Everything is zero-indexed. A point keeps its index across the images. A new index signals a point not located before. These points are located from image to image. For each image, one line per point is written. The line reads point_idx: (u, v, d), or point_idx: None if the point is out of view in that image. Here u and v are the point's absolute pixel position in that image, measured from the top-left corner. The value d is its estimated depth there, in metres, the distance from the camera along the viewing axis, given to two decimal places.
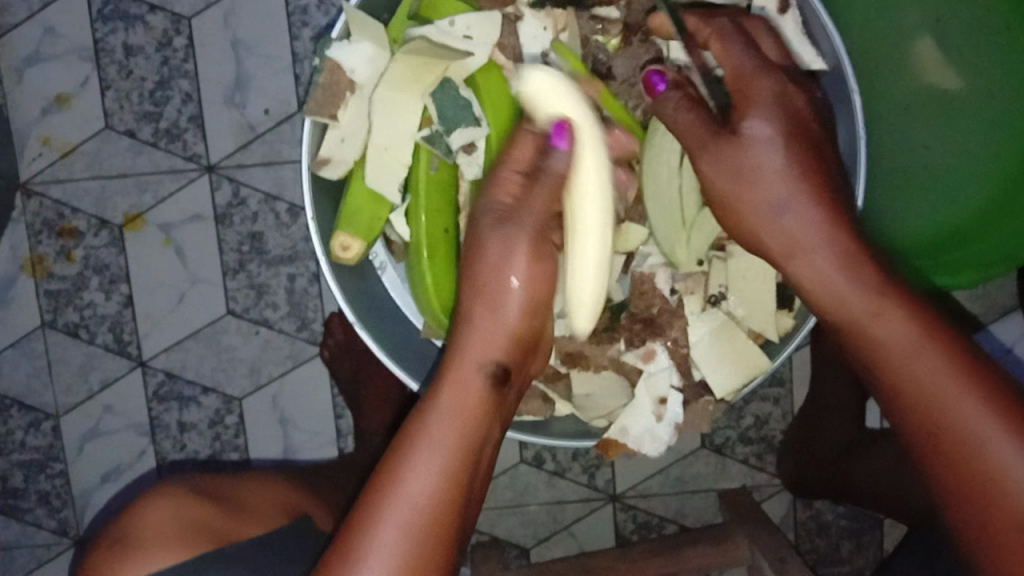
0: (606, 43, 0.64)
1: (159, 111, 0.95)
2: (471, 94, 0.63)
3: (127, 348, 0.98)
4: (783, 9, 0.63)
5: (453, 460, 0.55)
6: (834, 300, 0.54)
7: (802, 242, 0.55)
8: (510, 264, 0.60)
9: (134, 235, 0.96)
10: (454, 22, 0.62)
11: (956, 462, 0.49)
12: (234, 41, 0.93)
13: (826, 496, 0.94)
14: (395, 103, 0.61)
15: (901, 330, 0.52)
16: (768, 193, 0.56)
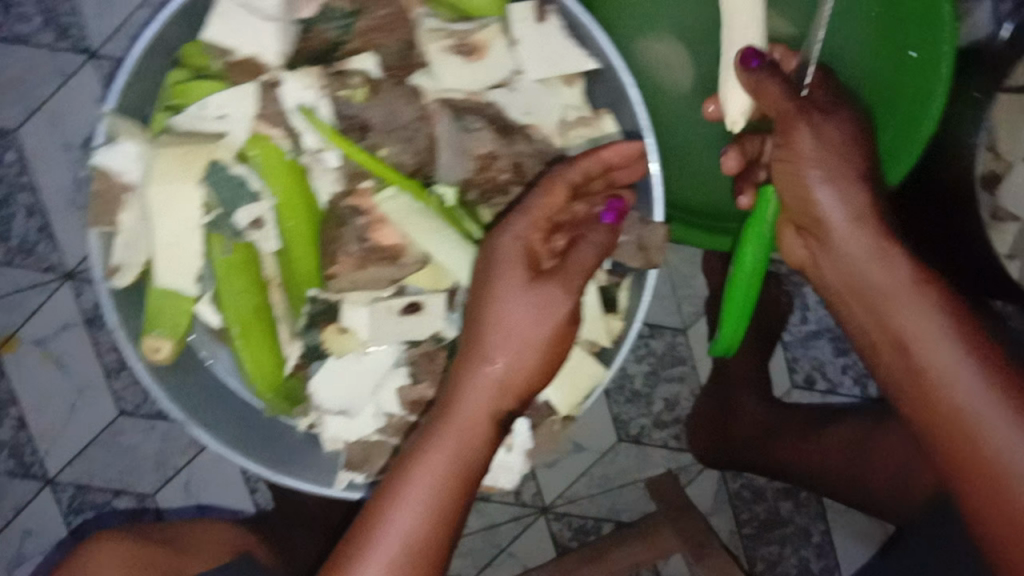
0: (351, 97, 0.61)
1: (6, 229, 0.94)
2: (246, 170, 0.62)
3: (31, 470, 0.97)
4: (541, 16, 0.61)
5: (442, 507, 0.55)
6: (879, 275, 0.57)
7: (834, 228, 0.58)
8: (518, 321, 0.55)
9: (12, 356, 0.96)
10: (205, 106, 0.60)
11: (953, 442, 0.53)
12: (65, 145, 0.92)
13: (745, 467, 0.96)
14: (169, 196, 0.60)
15: (923, 322, 0.54)
16: (815, 184, 0.57)
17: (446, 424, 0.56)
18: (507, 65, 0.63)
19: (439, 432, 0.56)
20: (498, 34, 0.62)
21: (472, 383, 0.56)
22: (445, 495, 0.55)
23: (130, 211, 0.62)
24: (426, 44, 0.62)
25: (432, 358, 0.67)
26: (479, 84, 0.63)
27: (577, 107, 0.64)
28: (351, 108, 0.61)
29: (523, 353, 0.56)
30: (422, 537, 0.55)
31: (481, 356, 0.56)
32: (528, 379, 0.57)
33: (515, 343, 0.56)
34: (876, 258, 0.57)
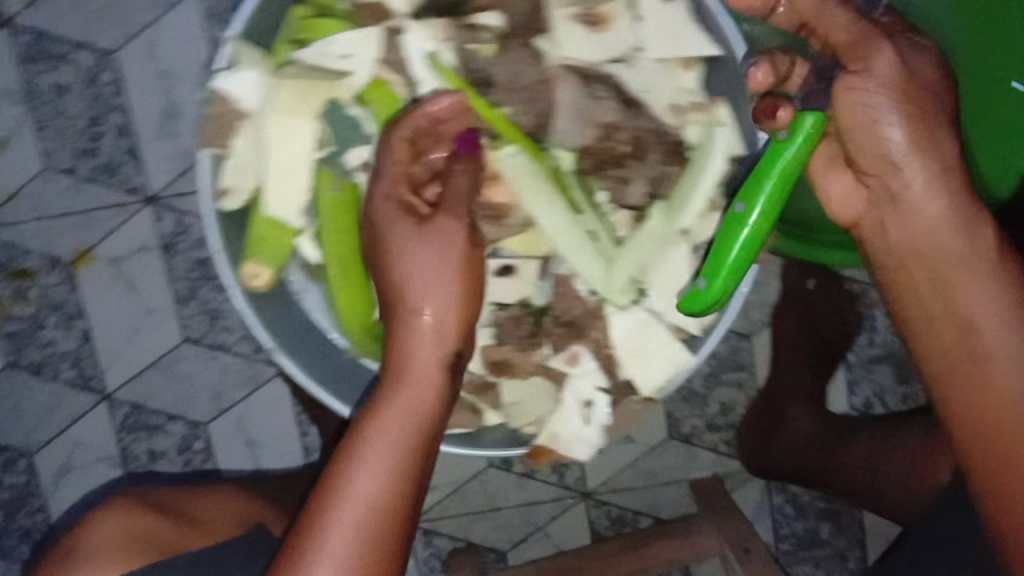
0: (481, 50, 0.62)
1: (95, 148, 0.93)
2: (361, 112, 0.62)
3: (91, 383, 0.99)
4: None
5: (398, 467, 0.57)
6: (955, 247, 0.60)
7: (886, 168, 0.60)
8: (418, 265, 0.58)
9: (85, 272, 0.96)
10: (333, 43, 0.60)
11: (988, 409, 0.59)
12: (161, 71, 0.91)
13: (789, 479, 0.94)
14: (285, 127, 0.61)
15: (982, 290, 0.60)
16: (888, 122, 0.57)
17: (391, 375, 0.59)
18: (630, 41, 0.62)
19: (393, 386, 0.58)
20: (626, 8, 0.62)
21: (411, 334, 0.59)
22: (399, 450, 0.57)
23: (246, 137, 0.62)
24: (553, 9, 0.61)
25: (519, 323, 0.67)
26: (596, 55, 0.62)
27: (694, 92, 0.63)
28: (479, 62, 0.62)
29: (450, 302, 0.59)
30: (387, 492, 0.56)
31: (409, 307, 0.59)
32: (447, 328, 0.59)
33: (421, 285, 0.58)
34: (961, 229, 0.60)
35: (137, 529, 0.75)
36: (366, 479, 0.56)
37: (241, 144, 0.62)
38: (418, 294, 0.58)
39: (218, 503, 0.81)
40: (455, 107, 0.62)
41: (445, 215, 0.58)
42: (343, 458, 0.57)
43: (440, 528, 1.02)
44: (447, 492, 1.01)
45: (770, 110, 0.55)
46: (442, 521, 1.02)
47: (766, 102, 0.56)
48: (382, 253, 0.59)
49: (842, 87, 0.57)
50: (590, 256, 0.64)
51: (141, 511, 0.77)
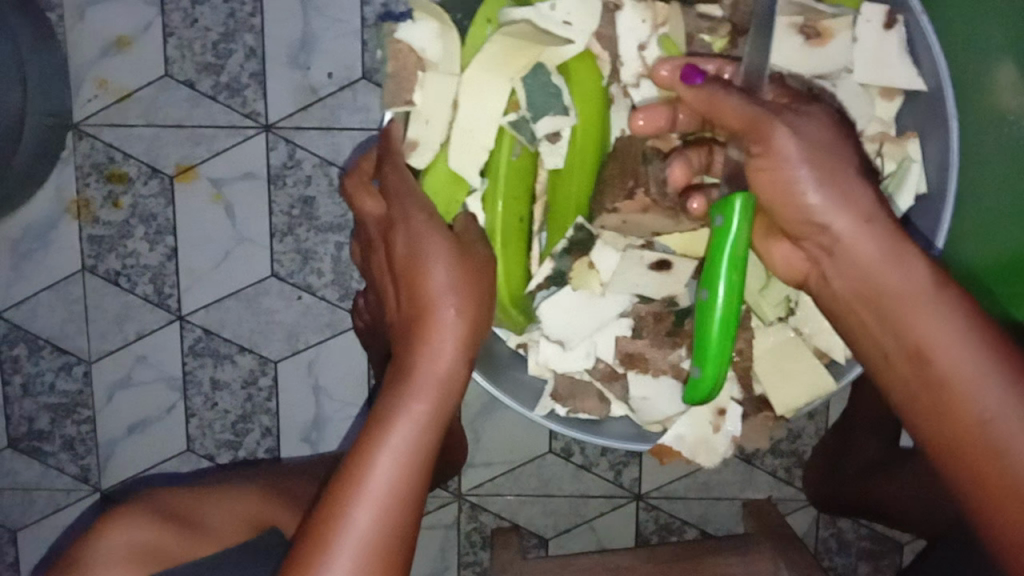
0: (712, 43, 0.60)
1: (221, 64, 0.92)
2: (562, 81, 0.61)
3: (166, 301, 0.97)
4: (889, 24, 0.60)
5: (412, 458, 0.54)
6: (897, 278, 0.52)
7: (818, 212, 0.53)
8: (430, 267, 0.55)
9: (184, 187, 0.95)
10: (555, 7, 0.59)
11: (964, 437, 0.49)
12: (303, 0, 0.90)
13: (846, 511, 0.95)
14: (485, 83, 0.59)
15: (924, 280, 0.51)
16: (806, 186, 0.52)
17: (411, 359, 0.55)
18: (841, 60, 0.61)
19: (403, 381, 0.55)
20: (848, 26, 0.61)
21: (431, 324, 0.55)
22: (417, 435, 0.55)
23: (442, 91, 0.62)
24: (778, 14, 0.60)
25: (660, 319, 0.67)
26: (805, 68, 0.61)
27: (885, 125, 0.64)
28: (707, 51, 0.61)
29: (466, 307, 0.55)
30: (398, 486, 0.54)
31: (428, 303, 0.55)
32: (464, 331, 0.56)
33: (430, 284, 0.55)
34: (891, 261, 0.52)
35: (138, 542, 0.72)
36: (380, 461, 0.54)
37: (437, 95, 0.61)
38: (427, 290, 0.55)
39: (228, 501, 0.78)
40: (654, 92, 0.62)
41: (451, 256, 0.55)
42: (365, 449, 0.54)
43: (488, 505, 1.01)
44: (502, 471, 1.01)
45: (765, 170, 0.53)
46: (491, 498, 1.02)
47: (760, 159, 0.53)
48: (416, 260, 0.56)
49: (761, 164, 0.53)
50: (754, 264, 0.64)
51: (147, 517, 0.74)
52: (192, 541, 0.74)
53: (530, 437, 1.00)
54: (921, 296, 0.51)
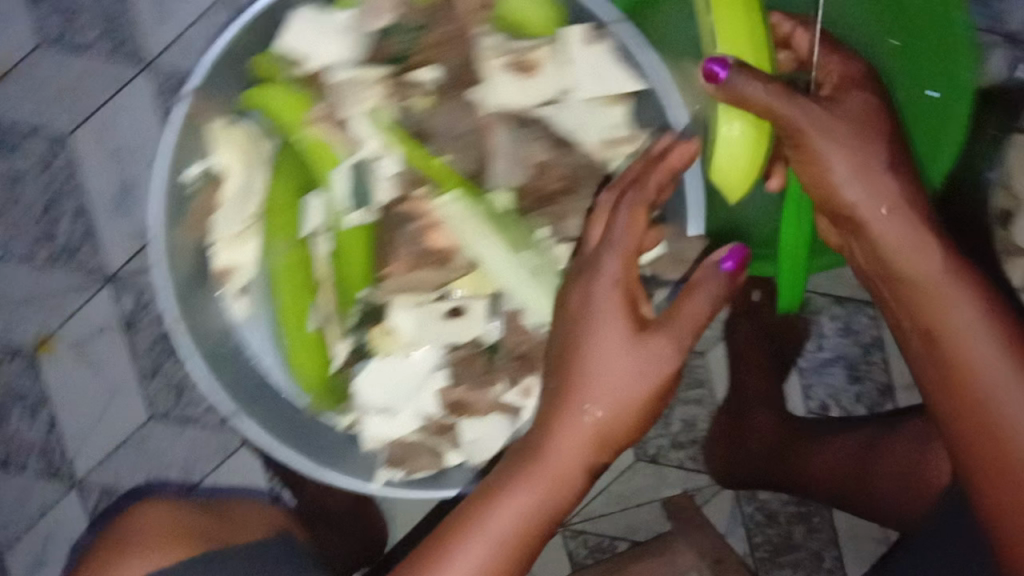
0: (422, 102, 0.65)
1: (53, 232, 0.97)
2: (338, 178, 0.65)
3: (59, 472, 0.99)
4: (592, 39, 0.64)
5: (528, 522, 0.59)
6: (916, 266, 0.58)
7: (861, 212, 0.60)
8: (614, 378, 0.59)
9: (49, 357, 0.98)
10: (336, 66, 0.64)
11: (977, 422, 0.56)
12: (114, 153, 0.96)
13: (763, 486, 0.96)
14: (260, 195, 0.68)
15: (938, 265, 0.58)
16: (841, 178, 0.59)
17: (551, 424, 0.60)
18: (557, 83, 0.65)
19: (522, 475, 0.60)
20: (552, 53, 0.65)
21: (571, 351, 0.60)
22: (554, 489, 0.59)
23: (232, 186, 0.67)
24: (483, 62, 0.64)
25: (473, 362, 0.70)
26: (527, 101, 0.65)
27: (620, 128, 0.66)
28: (413, 116, 0.65)
29: (617, 408, 0.59)
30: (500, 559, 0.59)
31: (576, 405, 0.59)
32: (609, 427, 0.59)
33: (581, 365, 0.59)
34: (915, 247, 0.58)
35: (174, 522, 0.72)
36: (511, 512, 0.59)
37: (229, 185, 0.67)
38: (580, 369, 0.59)
39: (253, 509, 0.80)
40: (395, 162, 0.64)
41: (656, 335, 0.59)
42: (489, 501, 0.60)
43: None
44: None
45: (806, 163, 0.60)
46: None
47: (800, 154, 0.61)
48: (582, 326, 0.59)
49: (797, 155, 0.61)
50: (535, 289, 0.66)
51: (187, 507, 0.75)
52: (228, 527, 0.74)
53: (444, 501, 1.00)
54: (940, 282, 0.58)
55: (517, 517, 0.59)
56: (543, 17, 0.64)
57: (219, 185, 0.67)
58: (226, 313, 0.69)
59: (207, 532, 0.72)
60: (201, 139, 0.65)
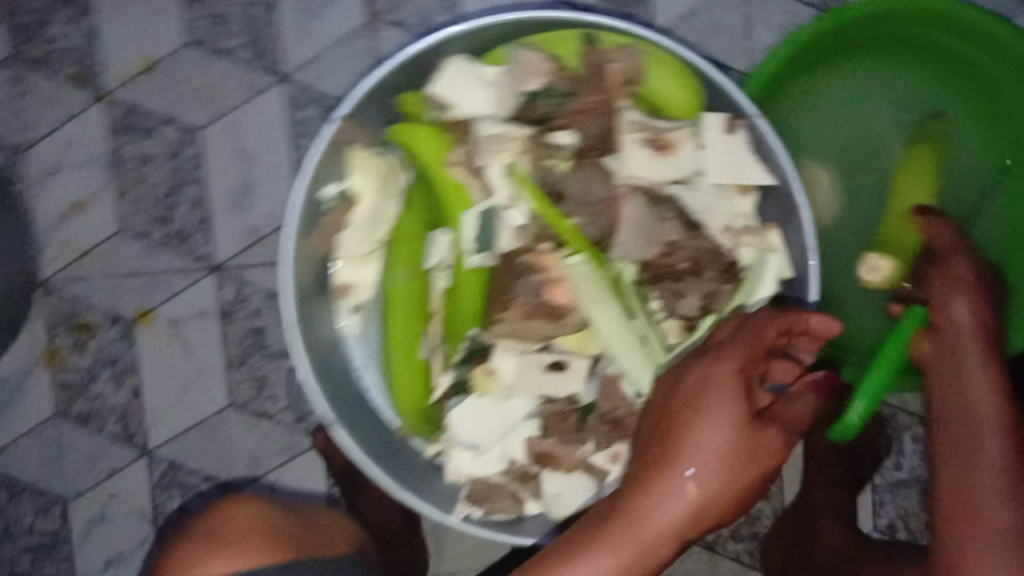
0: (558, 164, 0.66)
1: (168, 216, 0.99)
2: (472, 221, 0.67)
3: (133, 439, 1.02)
4: (731, 129, 0.65)
5: None
6: (976, 383, 0.66)
7: (960, 325, 0.67)
8: (711, 447, 0.57)
9: (144, 330, 1.01)
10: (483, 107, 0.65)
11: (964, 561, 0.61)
12: (240, 152, 0.97)
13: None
14: (382, 217, 0.69)
15: (995, 414, 0.65)
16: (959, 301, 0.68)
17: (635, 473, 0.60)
18: (691, 166, 0.65)
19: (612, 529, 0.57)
20: (690, 135, 0.65)
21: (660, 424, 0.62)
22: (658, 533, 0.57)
23: (358, 211, 0.68)
24: (623, 133, 0.64)
25: (565, 418, 0.70)
26: (661, 176, 0.65)
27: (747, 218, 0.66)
28: (555, 176, 0.66)
29: (712, 470, 0.57)
30: None
31: (675, 475, 0.57)
32: (704, 500, 0.56)
33: (688, 435, 0.57)
34: (990, 386, 0.66)
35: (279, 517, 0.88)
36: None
37: (358, 211, 0.68)
38: (688, 434, 0.57)
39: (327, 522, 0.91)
40: (527, 213, 0.66)
41: (774, 429, 0.59)
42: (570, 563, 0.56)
43: None
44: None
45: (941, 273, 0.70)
46: None
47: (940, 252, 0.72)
48: (698, 399, 0.58)
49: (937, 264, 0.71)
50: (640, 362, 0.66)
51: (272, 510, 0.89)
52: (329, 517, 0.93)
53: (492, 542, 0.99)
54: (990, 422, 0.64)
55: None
56: (684, 99, 0.65)
57: (349, 208, 0.69)
58: (336, 328, 0.72)
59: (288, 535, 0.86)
60: (337, 163, 0.67)
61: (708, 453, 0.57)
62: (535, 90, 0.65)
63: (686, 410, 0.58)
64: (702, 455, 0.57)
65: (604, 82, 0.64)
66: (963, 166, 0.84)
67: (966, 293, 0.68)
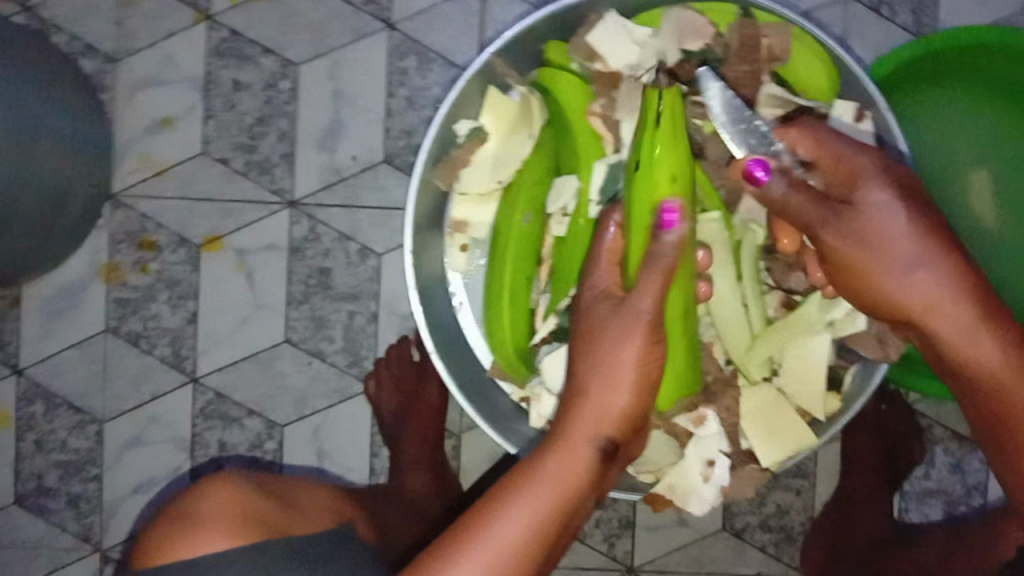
0: (702, 127, 0.68)
1: (253, 145, 1.00)
2: (602, 170, 0.69)
3: (182, 363, 1.02)
4: (859, 118, 0.68)
5: (539, 517, 0.55)
6: (980, 354, 0.59)
7: (944, 301, 0.58)
8: (613, 337, 0.60)
9: (210, 257, 1.01)
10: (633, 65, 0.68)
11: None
12: (333, 92, 0.99)
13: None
14: (513, 153, 0.71)
15: None
16: (947, 288, 0.58)
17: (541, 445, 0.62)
18: None
19: (541, 456, 0.58)
20: (823, 120, 0.68)
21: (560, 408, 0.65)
22: (571, 482, 0.57)
23: (488, 149, 0.72)
24: (760, 106, 0.68)
25: None
26: None
27: None
28: (699, 136, 0.69)
29: (622, 383, 0.60)
30: (530, 539, 0.54)
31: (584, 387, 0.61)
32: (619, 412, 0.60)
33: (597, 352, 0.61)
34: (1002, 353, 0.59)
35: (247, 501, 0.69)
36: (533, 494, 0.56)
37: (492, 148, 0.72)
38: (590, 348, 0.61)
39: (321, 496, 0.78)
40: None
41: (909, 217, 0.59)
42: (516, 480, 0.57)
43: None
44: None
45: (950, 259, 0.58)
46: None
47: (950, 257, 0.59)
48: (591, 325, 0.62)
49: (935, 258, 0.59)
50: (739, 327, 0.71)
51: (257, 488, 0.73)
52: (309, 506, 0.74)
53: None
54: (1008, 371, 0.59)
55: (523, 528, 0.54)
56: (822, 84, 0.68)
57: (483, 144, 0.72)
58: (446, 261, 0.76)
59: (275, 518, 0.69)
60: (474, 99, 0.71)
61: (617, 358, 0.60)
62: (694, 51, 0.67)
63: (588, 340, 0.61)
64: (621, 358, 0.60)
65: (758, 54, 0.67)
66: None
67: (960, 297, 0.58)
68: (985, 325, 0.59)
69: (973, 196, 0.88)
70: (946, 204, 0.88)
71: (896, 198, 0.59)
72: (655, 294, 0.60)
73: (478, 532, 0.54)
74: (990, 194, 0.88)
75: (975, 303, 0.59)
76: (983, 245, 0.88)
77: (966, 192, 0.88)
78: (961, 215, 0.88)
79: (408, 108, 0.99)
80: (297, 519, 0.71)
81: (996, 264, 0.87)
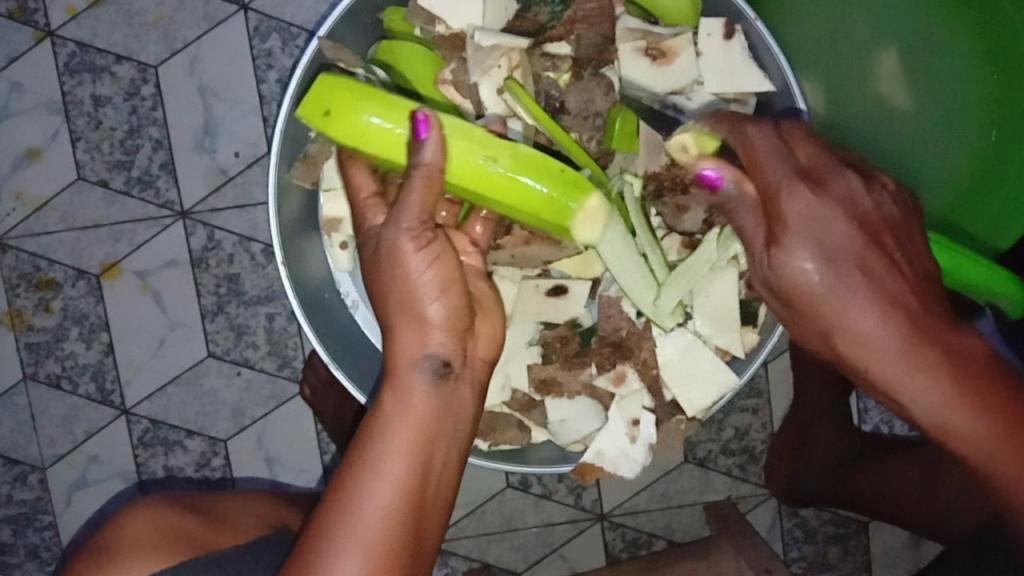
0: (557, 79, 0.66)
1: (130, 160, 0.95)
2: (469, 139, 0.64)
3: (109, 398, 0.98)
4: (729, 34, 0.63)
5: (408, 478, 0.52)
6: (885, 366, 0.50)
7: (847, 313, 0.51)
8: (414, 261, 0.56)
9: (112, 284, 0.97)
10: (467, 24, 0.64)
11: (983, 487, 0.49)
12: (200, 88, 0.93)
13: (827, 501, 0.93)
14: None
15: (960, 414, 0.48)
16: (842, 291, 0.52)
17: (385, 396, 0.55)
18: (691, 74, 0.65)
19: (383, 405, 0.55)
20: (689, 43, 0.64)
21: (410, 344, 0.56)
22: (415, 419, 0.54)
23: None
24: (620, 42, 0.64)
25: (566, 343, 0.70)
26: (663, 86, 0.65)
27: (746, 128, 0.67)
28: (556, 90, 0.65)
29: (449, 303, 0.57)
30: (400, 504, 0.51)
31: (409, 317, 0.57)
32: (447, 325, 0.57)
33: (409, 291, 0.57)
34: (921, 383, 0.49)
35: (163, 526, 0.73)
36: (386, 446, 0.52)
37: None
38: (400, 276, 0.56)
39: (238, 508, 0.80)
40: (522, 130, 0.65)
41: (824, 211, 0.53)
42: (364, 440, 0.53)
43: (456, 549, 1.00)
44: (465, 512, 0.99)
45: (859, 253, 0.52)
46: (457, 542, 1.01)
47: (860, 248, 0.52)
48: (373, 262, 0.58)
49: (838, 262, 0.52)
50: (640, 280, 0.66)
51: (170, 507, 0.76)
52: (218, 531, 0.74)
53: (487, 474, 0.99)
54: (919, 389, 0.49)
55: (387, 499, 0.50)
56: (682, 7, 0.64)
57: None
58: (329, 262, 0.72)
59: (195, 533, 0.73)
60: None
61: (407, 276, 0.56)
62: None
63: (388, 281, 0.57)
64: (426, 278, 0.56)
65: None
66: (942, 62, 0.75)
67: (874, 303, 0.51)
68: (884, 327, 0.50)
69: (884, 81, 0.77)
70: (858, 99, 0.78)
71: (819, 213, 0.53)
72: (421, 200, 0.56)
73: (346, 515, 0.50)
74: (907, 68, 0.75)
75: (893, 308, 0.50)
76: (906, 129, 0.77)
77: (876, 79, 0.77)
78: (878, 107, 0.77)
79: (280, 92, 0.93)
80: (219, 532, 0.74)
81: (926, 147, 0.76)
